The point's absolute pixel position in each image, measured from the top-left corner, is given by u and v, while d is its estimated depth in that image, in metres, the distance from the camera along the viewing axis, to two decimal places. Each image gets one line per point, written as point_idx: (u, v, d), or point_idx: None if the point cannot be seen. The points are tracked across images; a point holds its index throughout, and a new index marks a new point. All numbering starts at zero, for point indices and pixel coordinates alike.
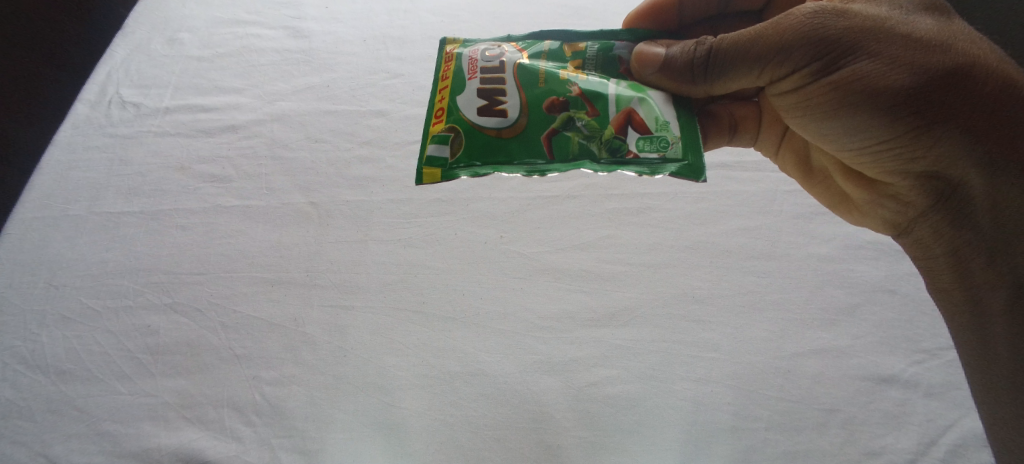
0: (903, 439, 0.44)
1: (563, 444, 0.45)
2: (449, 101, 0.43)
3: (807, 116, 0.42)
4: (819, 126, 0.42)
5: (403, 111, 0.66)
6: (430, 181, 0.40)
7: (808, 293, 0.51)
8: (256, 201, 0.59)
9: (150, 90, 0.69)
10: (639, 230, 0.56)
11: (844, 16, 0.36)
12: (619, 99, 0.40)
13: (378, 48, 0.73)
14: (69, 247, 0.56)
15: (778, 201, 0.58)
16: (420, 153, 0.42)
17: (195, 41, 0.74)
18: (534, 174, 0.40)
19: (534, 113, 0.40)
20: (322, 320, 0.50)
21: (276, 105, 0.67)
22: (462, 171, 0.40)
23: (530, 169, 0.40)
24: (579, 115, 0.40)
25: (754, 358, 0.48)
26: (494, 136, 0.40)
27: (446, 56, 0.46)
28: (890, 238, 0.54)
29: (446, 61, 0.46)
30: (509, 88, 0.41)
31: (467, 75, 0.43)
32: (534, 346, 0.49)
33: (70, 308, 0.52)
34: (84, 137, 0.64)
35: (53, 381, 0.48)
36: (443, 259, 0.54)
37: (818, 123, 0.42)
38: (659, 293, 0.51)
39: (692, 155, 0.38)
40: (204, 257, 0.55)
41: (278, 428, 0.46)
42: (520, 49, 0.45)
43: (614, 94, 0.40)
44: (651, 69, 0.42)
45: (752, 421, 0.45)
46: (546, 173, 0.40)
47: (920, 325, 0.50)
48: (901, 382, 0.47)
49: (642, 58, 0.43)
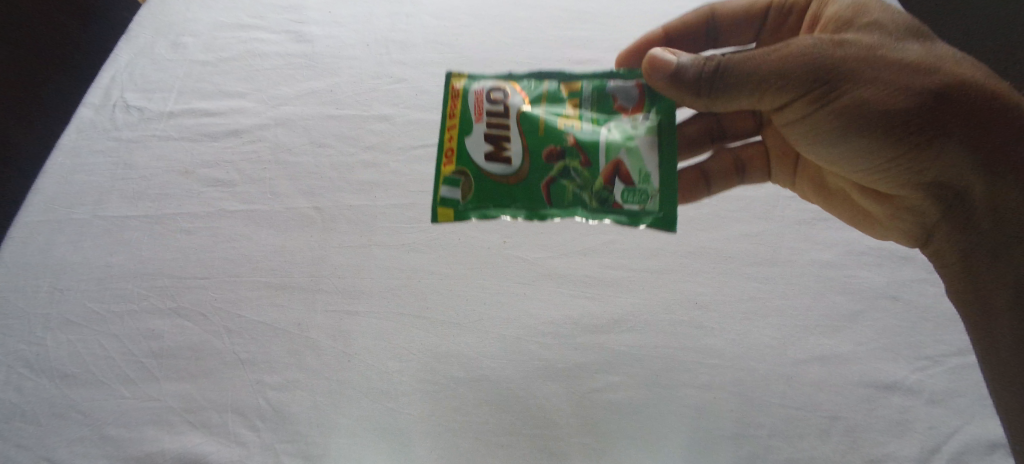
0: (905, 446, 0.44)
1: (565, 450, 0.45)
2: (457, 143, 0.42)
3: (813, 137, 0.43)
4: (826, 145, 0.43)
5: (407, 116, 0.67)
6: (445, 220, 0.42)
7: (812, 299, 0.52)
8: (260, 206, 0.59)
9: (154, 93, 0.69)
10: (643, 236, 0.56)
11: (842, 45, 0.38)
12: (610, 143, 0.41)
13: (381, 52, 0.73)
14: (73, 251, 0.56)
15: (781, 207, 0.59)
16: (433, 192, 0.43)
17: (198, 45, 0.75)
18: (534, 218, 0.43)
19: (534, 166, 0.41)
20: (326, 325, 0.50)
21: (279, 109, 0.67)
22: (473, 214, 0.42)
23: (513, 213, 0.42)
24: (572, 163, 0.41)
25: (756, 363, 0.48)
26: (500, 182, 0.42)
27: (454, 85, 0.45)
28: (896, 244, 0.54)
29: (453, 96, 0.44)
30: (513, 133, 0.42)
31: (476, 115, 0.43)
32: (538, 351, 0.49)
33: (74, 312, 0.52)
34: (88, 141, 0.64)
35: (57, 385, 0.48)
36: (446, 264, 0.54)
37: (825, 143, 0.43)
38: (663, 299, 0.52)
39: (669, 208, 0.41)
40: (207, 262, 0.55)
41: (283, 433, 0.46)
42: (529, 83, 0.44)
43: (607, 138, 0.42)
44: (661, 75, 0.40)
45: (754, 427, 0.45)
46: (545, 217, 0.43)
47: (924, 332, 0.50)
48: (904, 388, 0.47)
49: (647, 95, 0.43)
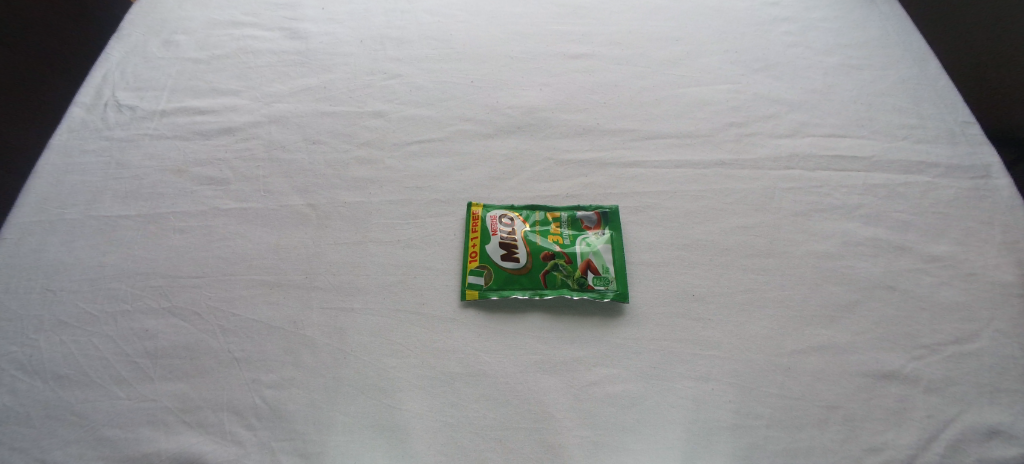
0: (904, 435, 0.44)
1: (564, 443, 0.44)
2: (479, 251, 0.54)
3: None
4: None
5: (402, 112, 0.66)
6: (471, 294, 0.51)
7: (808, 290, 0.52)
8: (254, 203, 0.59)
9: (147, 92, 0.68)
10: (639, 229, 0.57)
11: None
12: (582, 255, 0.54)
13: (376, 49, 0.73)
14: (66, 251, 0.55)
15: (777, 199, 0.59)
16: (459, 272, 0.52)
17: (191, 43, 0.74)
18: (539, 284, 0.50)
19: (530, 247, 0.55)
20: (322, 322, 0.50)
21: (273, 106, 0.67)
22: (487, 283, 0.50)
23: (521, 293, 0.52)
24: (555, 275, 0.53)
25: (754, 355, 0.48)
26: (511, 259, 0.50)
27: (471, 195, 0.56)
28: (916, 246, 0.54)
29: (474, 219, 0.57)
30: (519, 251, 0.54)
31: (492, 231, 0.56)
32: (535, 346, 0.49)
33: (68, 313, 0.51)
34: (80, 140, 0.63)
35: (50, 386, 0.48)
36: (443, 260, 0.54)
37: None
38: (659, 292, 0.52)
39: (626, 287, 0.52)
40: (202, 260, 0.55)
41: (279, 432, 0.45)
42: (529, 214, 0.58)
43: (579, 248, 0.55)
44: None
45: (753, 418, 0.45)
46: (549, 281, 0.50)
47: (919, 321, 0.50)
48: (901, 377, 0.47)
49: (610, 220, 0.57)
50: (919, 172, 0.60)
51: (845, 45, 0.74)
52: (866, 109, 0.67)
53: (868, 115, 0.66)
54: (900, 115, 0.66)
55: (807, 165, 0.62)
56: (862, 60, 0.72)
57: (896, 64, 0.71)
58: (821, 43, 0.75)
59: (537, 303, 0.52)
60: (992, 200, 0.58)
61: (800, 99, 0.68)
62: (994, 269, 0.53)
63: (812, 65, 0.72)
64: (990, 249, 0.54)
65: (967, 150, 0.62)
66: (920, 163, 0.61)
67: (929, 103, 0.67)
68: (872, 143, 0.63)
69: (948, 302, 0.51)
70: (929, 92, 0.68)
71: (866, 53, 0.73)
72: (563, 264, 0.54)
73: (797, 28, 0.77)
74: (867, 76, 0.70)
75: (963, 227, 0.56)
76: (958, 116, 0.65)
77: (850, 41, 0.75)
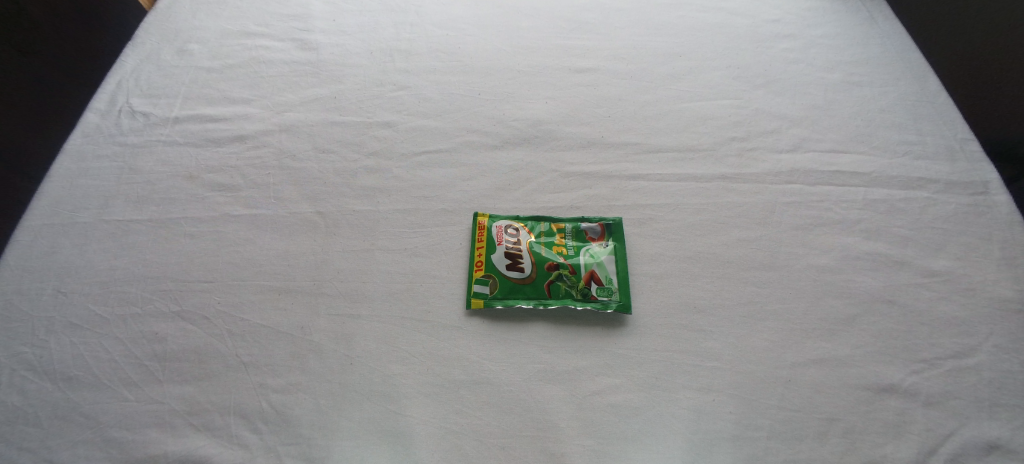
0: (903, 448, 0.45)
1: (566, 451, 0.45)
2: (484, 261, 0.55)
3: None
4: None
5: (410, 122, 0.68)
6: (477, 307, 0.52)
7: (808, 303, 0.53)
8: (265, 211, 0.60)
9: (160, 99, 0.70)
10: (642, 241, 0.58)
11: None
12: (586, 266, 0.55)
13: (385, 61, 0.74)
14: (78, 254, 0.56)
15: (777, 213, 0.60)
16: (466, 286, 0.54)
17: (206, 52, 0.76)
18: (540, 305, 0.53)
19: (534, 257, 0.56)
20: (330, 328, 0.51)
21: (284, 115, 0.68)
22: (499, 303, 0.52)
23: (525, 302, 0.53)
24: (559, 285, 0.54)
25: (754, 367, 0.49)
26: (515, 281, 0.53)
27: (480, 220, 0.59)
28: (914, 264, 0.55)
29: (480, 229, 0.58)
30: (523, 261, 0.55)
31: (498, 241, 0.57)
32: (539, 355, 0.50)
33: (78, 315, 0.52)
34: (93, 145, 0.65)
35: (59, 387, 0.48)
36: (449, 268, 0.55)
37: None
38: (661, 304, 0.53)
39: (629, 298, 0.53)
40: (212, 265, 0.56)
41: (285, 436, 0.46)
42: (534, 225, 0.59)
43: (583, 258, 0.56)
44: None
45: (755, 429, 0.45)
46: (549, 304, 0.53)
47: (918, 335, 0.51)
48: (900, 391, 0.48)
49: (613, 231, 0.58)
50: (919, 188, 0.61)
51: (845, 62, 0.76)
52: (866, 126, 0.68)
53: (868, 131, 0.67)
54: (900, 131, 0.67)
55: (807, 180, 0.63)
56: (862, 77, 0.74)
57: (896, 81, 0.73)
58: (822, 60, 0.76)
59: (542, 312, 0.53)
60: (991, 215, 0.59)
61: (801, 114, 0.69)
62: (993, 284, 0.54)
63: (813, 81, 0.73)
64: (990, 265, 0.55)
65: (967, 166, 0.63)
66: (920, 179, 0.62)
67: (928, 120, 0.68)
68: (872, 159, 0.64)
69: (948, 317, 0.52)
70: (928, 109, 0.69)
71: (867, 70, 0.74)
72: (567, 274, 0.55)
73: (798, 45, 0.78)
74: (868, 92, 0.71)
75: (963, 242, 0.57)
76: (958, 133, 0.66)
77: (851, 58, 0.76)
